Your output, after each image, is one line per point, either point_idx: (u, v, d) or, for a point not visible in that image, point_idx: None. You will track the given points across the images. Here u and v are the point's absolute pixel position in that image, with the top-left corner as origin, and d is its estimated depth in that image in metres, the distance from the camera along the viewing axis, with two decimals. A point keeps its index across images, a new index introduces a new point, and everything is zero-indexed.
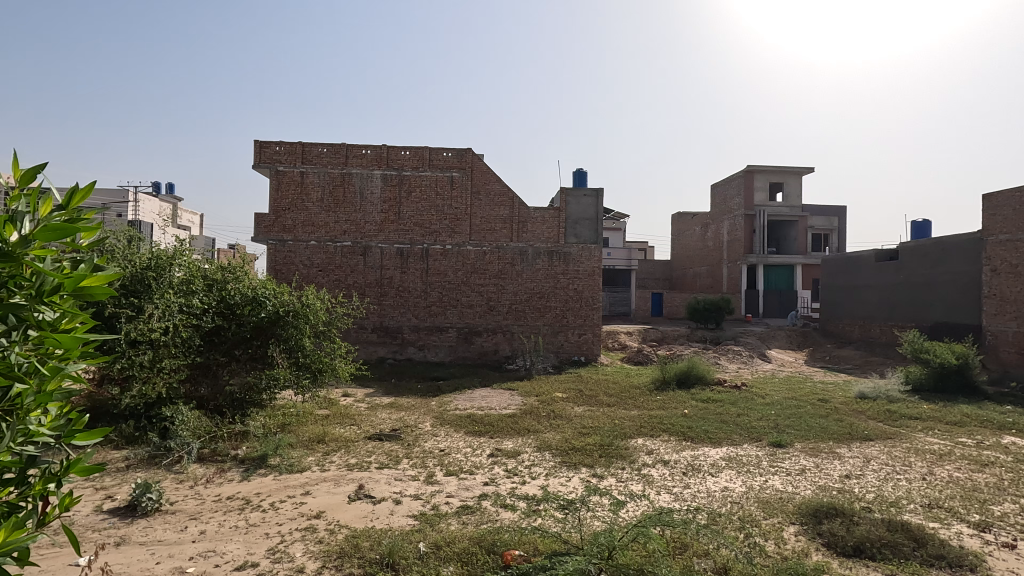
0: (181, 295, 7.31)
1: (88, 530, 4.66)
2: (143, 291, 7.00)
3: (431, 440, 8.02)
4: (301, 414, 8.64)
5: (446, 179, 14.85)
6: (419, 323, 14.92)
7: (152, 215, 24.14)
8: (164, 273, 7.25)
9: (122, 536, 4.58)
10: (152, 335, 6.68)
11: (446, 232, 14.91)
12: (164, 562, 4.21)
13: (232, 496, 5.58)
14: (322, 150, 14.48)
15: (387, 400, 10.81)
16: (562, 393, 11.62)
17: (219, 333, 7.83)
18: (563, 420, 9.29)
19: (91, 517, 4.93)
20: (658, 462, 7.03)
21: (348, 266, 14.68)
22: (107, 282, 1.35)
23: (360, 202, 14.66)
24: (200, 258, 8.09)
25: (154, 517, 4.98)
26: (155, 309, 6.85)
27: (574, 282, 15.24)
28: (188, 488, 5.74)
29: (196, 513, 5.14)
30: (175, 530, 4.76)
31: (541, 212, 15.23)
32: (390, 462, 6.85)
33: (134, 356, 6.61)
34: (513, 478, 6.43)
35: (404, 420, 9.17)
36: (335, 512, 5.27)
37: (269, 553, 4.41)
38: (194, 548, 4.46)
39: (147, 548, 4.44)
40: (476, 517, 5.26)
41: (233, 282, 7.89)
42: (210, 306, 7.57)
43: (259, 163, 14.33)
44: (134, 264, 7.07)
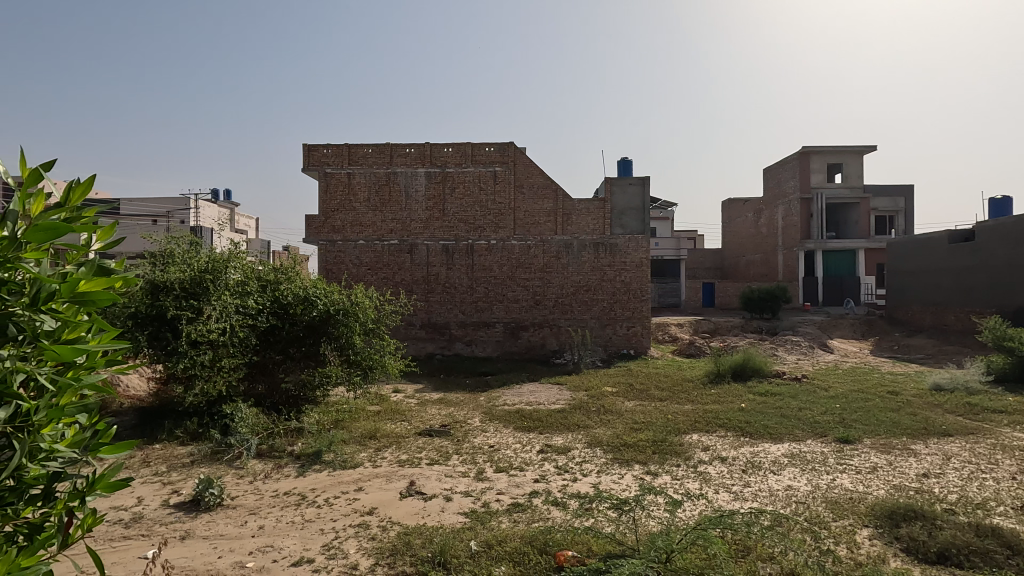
0: (237, 296, 7.49)
1: (155, 524, 4.80)
2: (202, 293, 7.26)
3: (480, 436, 7.95)
4: (354, 410, 8.72)
5: (489, 174, 14.73)
6: (466, 318, 14.91)
7: (211, 221, 25.22)
8: (221, 275, 7.45)
9: (186, 531, 4.69)
10: (211, 336, 6.86)
11: (490, 227, 14.81)
12: (226, 556, 4.28)
13: (289, 492, 5.65)
14: (368, 151, 14.66)
15: (436, 396, 10.85)
16: (612, 388, 11.31)
17: (275, 333, 7.94)
18: (614, 415, 9.02)
19: (159, 511, 5.09)
20: (714, 459, 6.68)
21: (395, 264, 14.83)
22: (110, 286, 1.23)
23: (406, 200, 14.79)
24: (255, 260, 8.31)
25: (216, 512, 5.09)
26: (213, 311, 7.06)
27: (622, 274, 14.86)
28: (247, 483, 5.85)
29: (255, 509, 5.21)
30: (235, 525, 4.84)
31: (586, 204, 14.90)
32: (441, 458, 6.81)
33: (195, 356, 6.85)
34: (564, 475, 6.25)
35: (454, 415, 9.14)
36: (387, 509, 5.26)
37: (324, 549, 4.42)
38: (253, 543, 4.52)
39: (209, 542, 4.52)
40: (528, 515, 5.12)
41: (286, 282, 8.06)
42: (265, 306, 7.70)
43: (309, 166, 14.67)
44: (192, 268, 7.31)
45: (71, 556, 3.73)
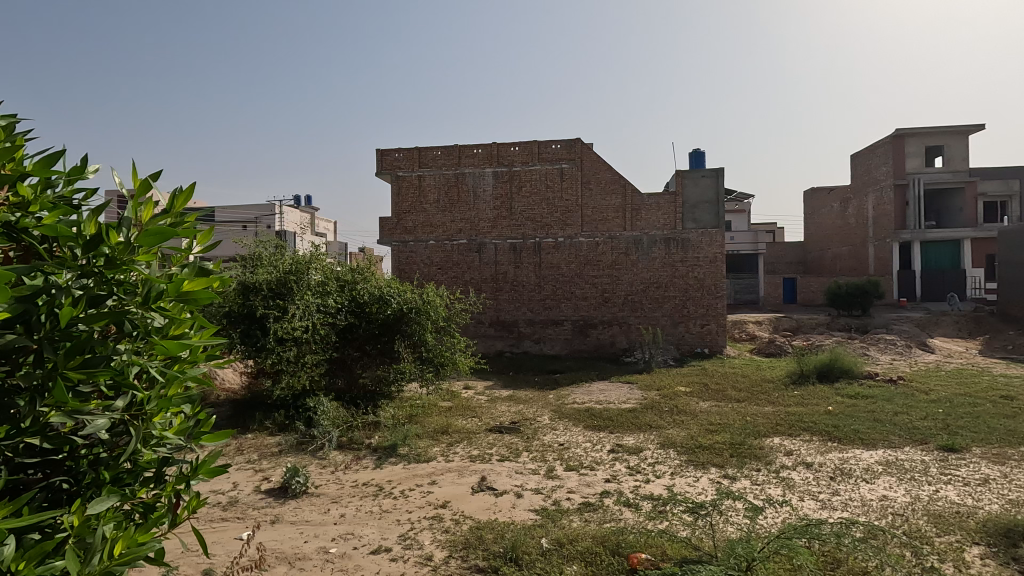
0: (318, 296, 7.90)
1: (249, 508, 5.16)
2: (287, 293, 7.72)
3: (550, 434, 7.94)
4: (427, 405, 8.97)
5: (556, 172, 14.66)
6: (534, 316, 14.93)
7: (294, 225, 26.82)
8: (304, 276, 7.87)
9: (276, 516, 5.01)
10: (295, 333, 7.28)
11: (558, 225, 14.74)
12: (312, 541, 4.53)
13: (368, 483, 5.90)
14: (438, 153, 15.02)
15: (506, 393, 10.95)
16: (686, 387, 10.95)
17: (352, 330, 8.32)
18: (688, 416, 8.72)
19: (252, 496, 5.47)
20: (798, 465, 6.30)
21: (465, 263, 15.11)
22: (209, 285, 1.31)
23: (474, 200, 15.02)
24: (334, 261, 8.73)
25: (302, 499, 5.40)
26: (297, 309, 7.49)
27: (695, 269, 14.34)
28: (329, 473, 6.17)
29: (337, 497, 5.48)
30: (320, 512, 5.12)
31: (655, 198, 14.50)
32: (511, 455, 6.86)
33: (281, 352, 7.29)
34: (636, 476, 6.11)
35: (523, 413, 9.18)
36: (460, 503, 5.36)
37: (400, 539, 4.58)
38: (336, 530, 4.76)
39: (296, 527, 4.81)
40: (599, 515, 5.06)
41: (362, 282, 8.43)
42: (343, 305, 8.08)
43: (381, 170, 15.24)
44: (278, 269, 7.79)
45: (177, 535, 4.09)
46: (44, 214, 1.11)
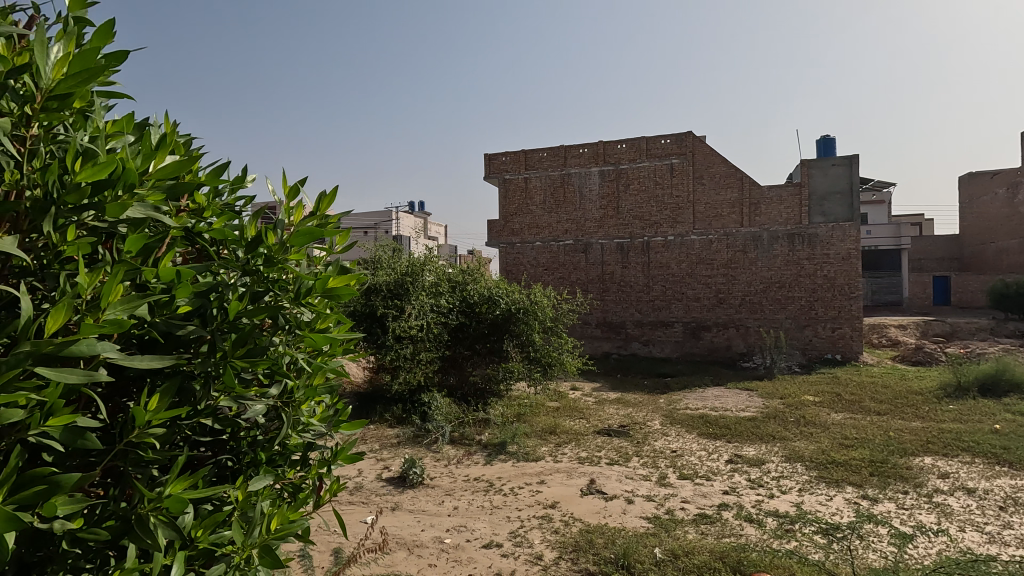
0: (432, 296, 8.28)
1: (373, 494, 5.51)
2: (403, 294, 8.17)
3: (661, 440, 7.63)
4: (534, 405, 9.02)
5: (665, 167, 14.12)
6: (643, 318, 14.47)
7: (410, 229, 28.53)
8: (419, 277, 8.29)
9: (396, 503, 5.30)
10: (412, 331, 7.69)
11: (668, 222, 14.18)
12: (428, 530, 4.74)
13: (479, 478, 6.06)
14: (544, 155, 15.14)
15: (614, 395, 10.72)
16: (814, 397, 10.00)
17: (463, 329, 8.60)
18: (817, 428, 7.94)
19: (375, 483, 5.85)
20: (957, 490, 5.47)
21: (571, 264, 15.05)
22: (351, 282, 1.35)
23: (581, 200, 14.93)
24: (446, 263, 9.10)
25: (419, 489, 5.67)
26: (413, 309, 7.90)
27: (824, 267, 13.07)
28: (443, 466, 6.42)
29: (451, 490, 5.69)
30: (435, 503, 5.33)
31: (777, 191, 13.42)
32: (620, 459, 6.69)
33: (399, 349, 7.73)
34: (758, 490, 5.67)
35: (632, 416, 8.92)
36: (569, 504, 5.32)
37: (511, 536, 4.64)
38: (450, 521, 4.93)
39: (414, 515, 5.06)
40: (717, 528, 4.75)
41: (472, 283, 8.70)
42: (455, 305, 8.39)
43: (489, 174, 15.69)
44: (396, 271, 8.28)
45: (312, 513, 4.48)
46: (213, 219, 1.20)
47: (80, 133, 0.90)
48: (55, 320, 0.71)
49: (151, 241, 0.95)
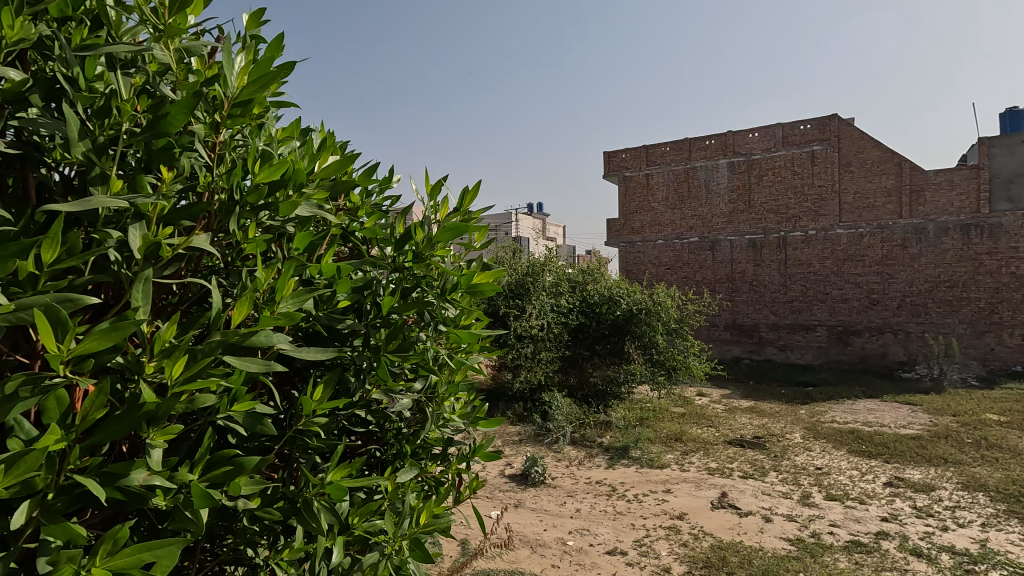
0: (552, 296, 8.29)
1: (497, 490, 5.62)
2: (524, 294, 8.24)
3: (803, 455, 6.90)
4: (658, 409, 8.63)
5: (805, 155, 12.84)
6: (779, 321, 13.25)
7: (529, 231, 29.24)
8: (540, 277, 8.33)
9: (519, 501, 5.35)
10: (533, 331, 7.73)
11: (808, 216, 12.87)
12: (551, 530, 4.71)
13: (601, 481, 5.92)
14: (666, 149, 14.54)
15: (746, 403, 9.94)
16: (999, 416, 8.45)
17: (584, 330, 8.49)
18: (1006, 453, 6.67)
19: (498, 478, 5.96)
20: None
21: (696, 262, 14.25)
22: (495, 278, 1.26)
23: (707, 195, 14.09)
24: (566, 263, 9.06)
25: (541, 488, 5.68)
26: (534, 309, 7.95)
27: (1011, 263, 11.03)
28: (565, 467, 6.37)
29: (572, 492, 5.62)
30: (557, 503, 5.30)
31: (946, 175, 11.59)
32: (756, 473, 6.15)
33: (521, 348, 7.79)
34: (928, 521, 4.89)
35: (768, 427, 8.18)
36: (698, 517, 5.00)
37: (636, 544, 4.46)
38: (572, 523, 4.87)
39: (537, 514, 5.06)
40: (875, 560, 4.17)
41: (593, 283, 8.59)
42: (575, 306, 8.34)
43: (609, 172, 15.40)
44: (517, 271, 8.40)
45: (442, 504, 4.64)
46: (365, 219, 1.25)
47: (257, 139, 0.96)
48: (239, 311, 0.76)
49: (315, 239, 0.99)
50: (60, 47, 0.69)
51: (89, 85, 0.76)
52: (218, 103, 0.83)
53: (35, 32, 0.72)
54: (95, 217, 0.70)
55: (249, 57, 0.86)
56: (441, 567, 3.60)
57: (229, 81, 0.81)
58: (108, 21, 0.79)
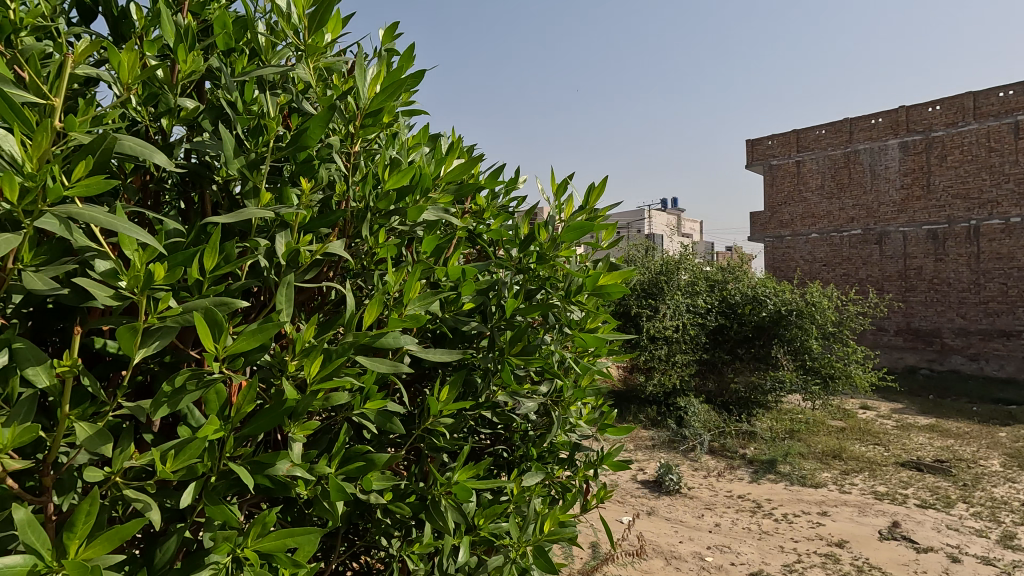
0: (688, 296, 7.83)
1: (629, 495, 5.43)
2: (657, 292, 7.79)
3: (1003, 486, 5.73)
4: (811, 421, 7.73)
5: (1004, 128, 10.74)
6: (969, 325, 11.20)
7: (663, 227, 28.17)
8: (674, 276, 7.91)
9: (652, 508, 5.12)
10: (666, 332, 7.23)
11: (1010, 200, 10.72)
12: (686, 542, 4.43)
13: (744, 496, 5.43)
14: (821, 133, 13.03)
15: (924, 421, 8.53)
16: None
17: (723, 332, 7.86)
18: None
19: (630, 483, 5.75)
20: None
21: (859, 258, 12.59)
22: (623, 280, 1.17)
23: (874, 180, 12.36)
24: (703, 260, 8.52)
25: (676, 497, 5.37)
26: (668, 309, 7.51)
27: None
28: (703, 477, 5.93)
29: (710, 505, 5.23)
30: (694, 515, 4.98)
31: None
32: (937, 503, 5.23)
33: (653, 350, 7.29)
34: None
35: (955, 451, 6.93)
36: (862, 547, 4.37)
37: (784, 569, 4.03)
38: (711, 538, 4.53)
39: (671, 524, 4.79)
40: None
41: (734, 282, 7.99)
42: (713, 306, 7.79)
43: (752, 162, 14.17)
44: (650, 269, 8.01)
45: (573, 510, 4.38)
46: (491, 220, 1.25)
47: (389, 147, 1.01)
48: (369, 313, 0.79)
49: (441, 242, 1.01)
50: (223, 73, 0.77)
51: (245, 108, 0.84)
52: (352, 115, 0.87)
53: (204, 66, 0.80)
54: (249, 226, 0.77)
55: (381, 68, 0.90)
56: (572, 566, 3.56)
57: (361, 92, 0.85)
58: (261, 49, 0.87)
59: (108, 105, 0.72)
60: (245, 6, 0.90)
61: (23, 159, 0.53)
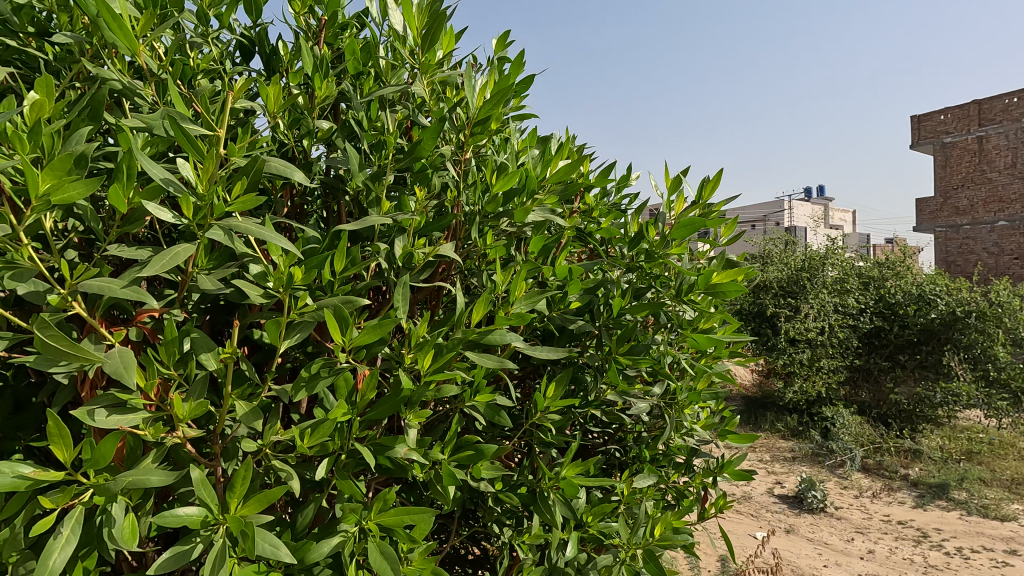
0: (836, 294, 6.77)
1: (761, 508, 4.56)
2: (799, 291, 6.94)
3: None
4: (997, 443, 6.09)
5: None
6: None
7: (807, 219, 25.46)
8: (818, 273, 6.95)
9: (790, 525, 4.26)
10: (810, 334, 6.45)
11: None
12: (833, 568, 3.59)
13: (907, 522, 4.42)
14: (1012, 101, 10.82)
15: None
16: None
17: (880, 335, 6.62)
18: None
19: (765, 496, 4.86)
20: None
21: None
22: (740, 279, 1.11)
23: None
24: (853, 255, 7.37)
25: (821, 517, 4.45)
26: (811, 309, 6.68)
27: None
28: (853, 497, 4.89)
29: (863, 527, 4.31)
30: (842, 538, 4.09)
31: None
32: None
33: (793, 354, 6.49)
34: None
35: None
36: None
37: None
38: (864, 567, 3.68)
39: (814, 545, 3.95)
40: None
41: (893, 279, 6.69)
42: (867, 306, 6.60)
43: (919, 141, 12.04)
44: (789, 266, 7.17)
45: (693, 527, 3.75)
46: (600, 219, 1.25)
47: (499, 152, 1.06)
48: (477, 311, 0.83)
49: (548, 242, 1.03)
50: (350, 95, 0.86)
51: (371, 125, 0.93)
52: (464, 125, 0.93)
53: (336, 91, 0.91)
54: (373, 232, 0.86)
55: (488, 78, 0.95)
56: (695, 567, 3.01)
57: (470, 102, 0.90)
58: (384, 70, 0.97)
59: (263, 130, 0.85)
60: (371, 33, 1.00)
61: (196, 181, 0.64)
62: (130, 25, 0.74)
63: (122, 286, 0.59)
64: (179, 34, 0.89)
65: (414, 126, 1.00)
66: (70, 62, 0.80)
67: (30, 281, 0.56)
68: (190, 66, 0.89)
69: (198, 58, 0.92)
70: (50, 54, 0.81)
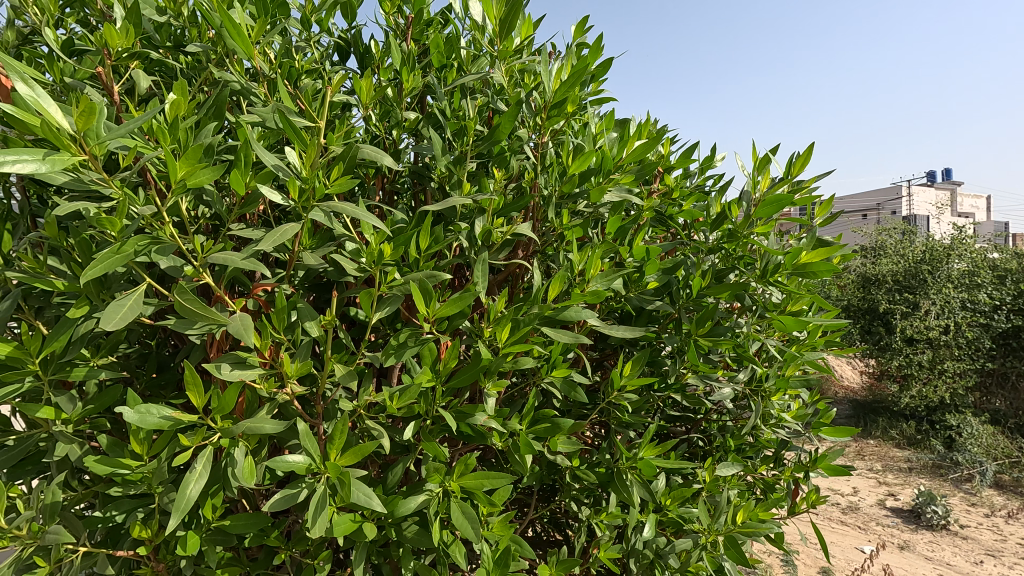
0: (964, 290, 5.99)
1: (872, 521, 4.20)
2: (918, 286, 6.13)
3: None
4: None
5: None
6: None
7: (929, 206, 22.92)
8: (942, 265, 6.07)
9: (905, 541, 3.88)
10: (931, 333, 5.76)
11: None
12: None
13: None
14: None
15: None
16: None
17: (1018, 335, 5.83)
18: None
19: (875, 508, 4.45)
20: None
21: None
22: (832, 259, 1.05)
23: None
24: (987, 245, 6.42)
25: (942, 536, 4.02)
26: (932, 305, 5.93)
27: None
28: (983, 516, 4.36)
29: (995, 550, 3.83)
30: (968, 559, 3.67)
31: None
32: None
33: (912, 355, 5.84)
34: None
35: None
36: None
37: None
38: None
39: (934, 566, 3.56)
40: None
41: None
42: (1004, 302, 5.82)
43: None
44: (907, 258, 6.34)
45: (787, 532, 3.52)
46: (681, 201, 1.22)
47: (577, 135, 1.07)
48: (554, 287, 0.86)
49: (625, 223, 1.03)
50: (435, 86, 0.92)
51: (454, 112, 0.99)
52: (540, 107, 0.95)
53: (422, 83, 0.97)
54: (454, 213, 0.91)
55: (565, 63, 0.97)
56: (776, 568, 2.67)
57: (548, 86, 0.92)
58: (465, 61, 1.02)
59: (357, 123, 0.93)
60: (454, 26, 1.05)
61: (301, 166, 0.72)
62: (247, 32, 0.85)
63: (243, 259, 0.68)
64: (288, 39, 0.99)
65: (493, 114, 1.03)
66: (199, 70, 0.92)
67: (168, 254, 0.66)
68: (296, 68, 0.99)
69: (302, 59, 1.02)
70: (183, 64, 0.93)
